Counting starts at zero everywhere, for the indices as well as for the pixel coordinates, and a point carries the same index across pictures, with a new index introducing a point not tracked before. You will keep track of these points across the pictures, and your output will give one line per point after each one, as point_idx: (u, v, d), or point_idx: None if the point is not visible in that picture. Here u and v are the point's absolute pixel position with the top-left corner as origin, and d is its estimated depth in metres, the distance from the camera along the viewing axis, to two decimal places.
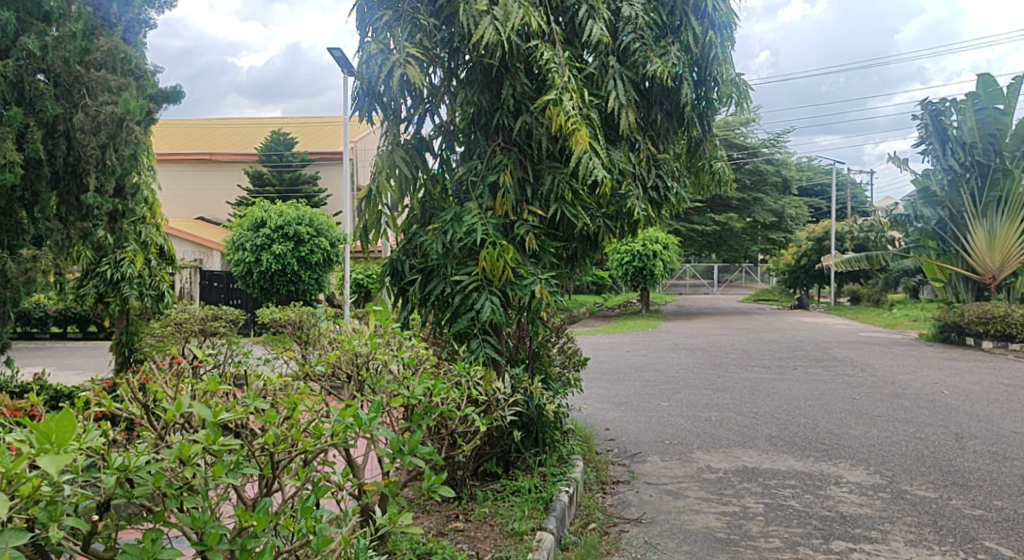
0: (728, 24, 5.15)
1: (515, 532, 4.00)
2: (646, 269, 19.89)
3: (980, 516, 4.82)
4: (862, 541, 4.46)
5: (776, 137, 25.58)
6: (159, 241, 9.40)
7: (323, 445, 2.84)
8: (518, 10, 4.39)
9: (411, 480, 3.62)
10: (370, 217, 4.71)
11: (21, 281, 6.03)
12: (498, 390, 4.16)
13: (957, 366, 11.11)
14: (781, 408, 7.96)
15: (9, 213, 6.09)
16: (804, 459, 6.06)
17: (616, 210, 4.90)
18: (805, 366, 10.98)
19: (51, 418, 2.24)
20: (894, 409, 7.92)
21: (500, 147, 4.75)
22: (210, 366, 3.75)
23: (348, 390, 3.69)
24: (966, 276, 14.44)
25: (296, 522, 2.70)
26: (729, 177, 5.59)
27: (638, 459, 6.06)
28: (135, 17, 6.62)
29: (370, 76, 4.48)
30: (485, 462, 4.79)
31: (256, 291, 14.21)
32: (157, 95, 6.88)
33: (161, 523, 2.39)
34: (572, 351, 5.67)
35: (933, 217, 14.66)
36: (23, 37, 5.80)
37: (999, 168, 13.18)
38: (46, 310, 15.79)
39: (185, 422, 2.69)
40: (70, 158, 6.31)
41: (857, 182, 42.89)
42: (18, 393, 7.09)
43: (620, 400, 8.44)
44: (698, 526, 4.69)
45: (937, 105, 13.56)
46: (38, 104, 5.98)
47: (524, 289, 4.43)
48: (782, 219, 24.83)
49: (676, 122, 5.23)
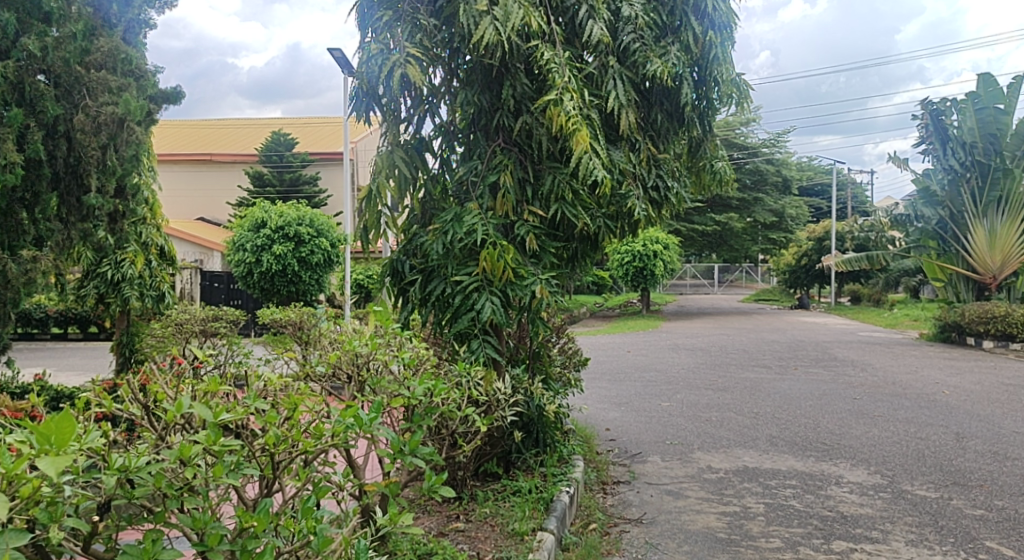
0: (728, 23, 5.14)
1: (515, 532, 4.00)
2: (646, 269, 19.89)
3: (980, 516, 4.82)
4: (862, 541, 4.46)
5: (776, 137, 25.58)
6: (159, 241, 9.40)
7: (324, 445, 2.85)
8: (518, 11, 4.39)
9: (411, 480, 3.62)
10: (370, 218, 4.72)
11: (21, 281, 6.04)
12: (498, 390, 4.15)
13: (958, 366, 11.11)
14: (781, 408, 7.96)
15: (10, 214, 6.10)
16: (804, 459, 6.05)
17: (616, 210, 4.90)
18: (806, 366, 10.98)
19: (51, 419, 2.24)
20: (895, 409, 7.92)
21: (500, 147, 4.75)
22: (210, 366, 3.75)
23: (349, 390, 3.69)
24: (966, 275, 14.44)
25: (297, 522, 2.70)
26: (729, 177, 5.60)
27: (638, 459, 6.06)
28: (135, 17, 6.61)
29: (371, 76, 4.48)
30: (486, 463, 4.79)
31: (256, 292, 14.21)
32: (157, 96, 6.87)
33: (161, 524, 2.39)
34: (572, 351, 5.67)
35: (934, 217, 14.66)
36: (23, 38, 5.81)
37: (999, 169, 13.18)
38: (47, 311, 15.80)
39: (186, 423, 2.69)
40: (71, 159, 6.31)
41: (858, 182, 42.88)
42: (19, 394, 7.09)
43: (621, 400, 8.44)
44: (698, 526, 4.69)
45: (937, 105, 13.56)
46: (38, 105, 5.98)
47: (524, 289, 4.43)
48: (782, 218, 24.83)
49: (676, 122, 5.23)
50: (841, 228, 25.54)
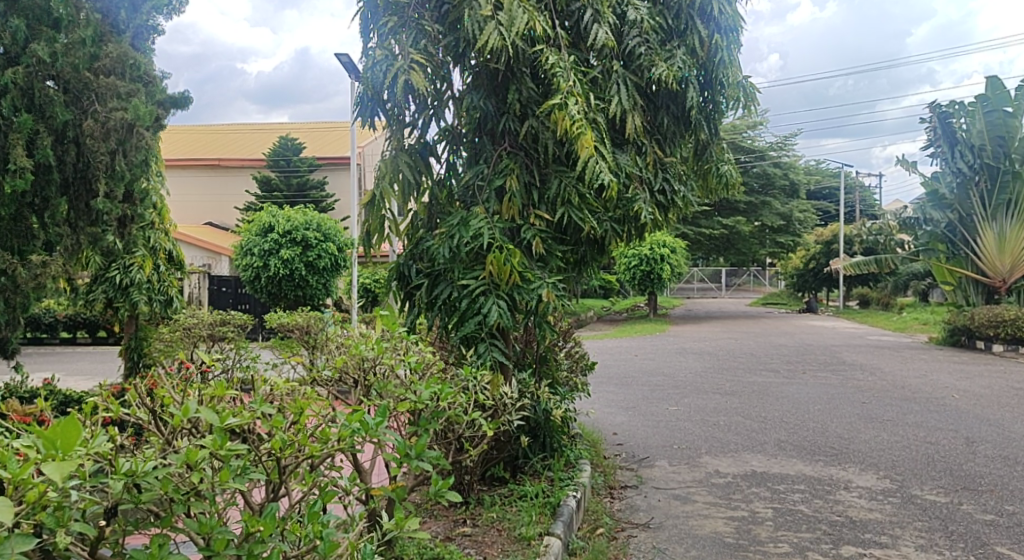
0: (734, 27, 5.12)
1: (522, 537, 3.99)
2: (653, 273, 19.88)
3: (991, 521, 4.79)
4: (872, 546, 4.44)
5: (782, 142, 25.73)
6: (168, 246, 9.38)
7: (330, 450, 2.80)
8: (523, 16, 4.37)
9: (417, 485, 3.60)
10: (374, 222, 4.76)
11: (31, 286, 6.19)
12: (505, 394, 4.14)
13: (968, 370, 11.06)
14: (789, 412, 7.94)
15: (20, 219, 6.16)
16: (813, 464, 6.03)
17: (623, 215, 4.82)
18: (814, 370, 10.98)
19: (57, 423, 2.22)
20: (904, 413, 7.88)
21: (506, 151, 4.75)
22: (216, 371, 3.83)
23: (356, 394, 3.71)
24: (975, 278, 14.51)
25: (303, 528, 2.68)
26: (736, 180, 5.53)
27: (646, 463, 6.05)
28: (144, 24, 6.57)
29: (375, 82, 4.52)
30: (493, 467, 4.79)
31: (264, 297, 14.21)
32: (166, 101, 6.80)
33: (167, 529, 2.41)
34: (579, 355, 5.66)
35: (943, 220, 14.64)
36: (32, 44, 5.87)
37: (1009, 171, 13.03)
38: (56, 315, 15.90)
39: (192, 427, 2.72)
40: (80, 164, 6.30)
41: (864, 188, 43.20)
42: (28, 400, 7.12)
43: (629, 403, 8.45)
44: (706, 531, 4.67)
45: (945, 108, 13.44)
46: (48, 110, 6.00)
47: (530, 293, 4.39)
48: (790, 222, 24.83)
49: (682, 126, 5.18)
50: (849, 231, 25.45)
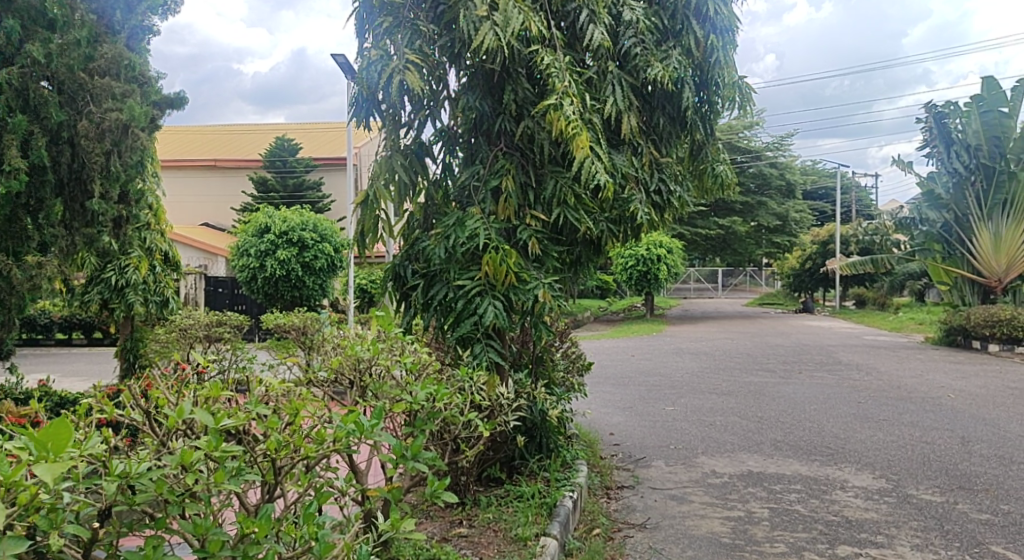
0: (730, 28, 5.12)
1: (518, 537, 3.99)
2: (650, 273, 19.89)
3: (986, 520, 4.80)
4: (867, 545, 4.44)
5: (779, 142, 25.75)
6: (164, 247, 9.36)
7: (326, 451, 2.82)
8: (518, 16, 4.37)
9: (413, 485, 3.59)
10: (368, 223, 4.77)
11: (26, 287, 6.18)
12: (502, 395, 4.14)
13: (963, 370, 11.08)
14: (786, 412, 7.94)
15: (15, 220, 6.16)
16: (809, 464, 6.04)
17: (619, 215, 4.82)
18: (810, 369, 10.99)
19: (48, 425, 2.21)
20: (899, 413, 7.89)
21: (501, 151, 4.75)
22: (211, 373, 3.82)
23: (351, 395, 3.70)
24: (971, 278, 14.54)
25: (298, 529, 2.68)
26: (731, 181, 5.52)
27: (642, 463, 6.06)
28: (139, 24, 6.57)
29: (371, 81, 4.50)
30: (489, 468, 4.78)
31: (260, 297, 14.19)
32: (161, 102, 6.83)
33: (162, 530, 2.40)
34: (576, 355, 5.66)
35: (938, 220, 14.67)
36: (27, 45, 5.82)
37: (1004, 171, 13.06)
38: (51, 316, 15.87)
39: (187, 429, 2.71)
40: (75, 165, 6.29)
41: (860, 188, 43.26)
42: (23, 401, 7.10)
43: (625, 404, 8.46)
44: (703, 531, 4.67)
45: (941, 109, 13.46)
46: (42, 111, 5.99)
47: (526, 293, 4.38)
48: (786, 222, 24.86)
49: (678, 126, 5.18)
50: (846, 231, 25.47)
